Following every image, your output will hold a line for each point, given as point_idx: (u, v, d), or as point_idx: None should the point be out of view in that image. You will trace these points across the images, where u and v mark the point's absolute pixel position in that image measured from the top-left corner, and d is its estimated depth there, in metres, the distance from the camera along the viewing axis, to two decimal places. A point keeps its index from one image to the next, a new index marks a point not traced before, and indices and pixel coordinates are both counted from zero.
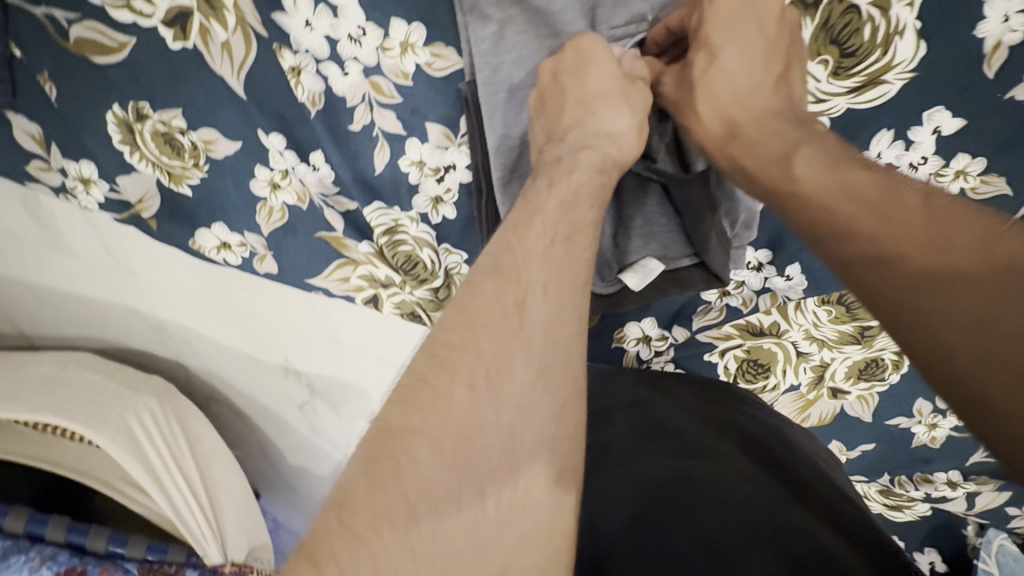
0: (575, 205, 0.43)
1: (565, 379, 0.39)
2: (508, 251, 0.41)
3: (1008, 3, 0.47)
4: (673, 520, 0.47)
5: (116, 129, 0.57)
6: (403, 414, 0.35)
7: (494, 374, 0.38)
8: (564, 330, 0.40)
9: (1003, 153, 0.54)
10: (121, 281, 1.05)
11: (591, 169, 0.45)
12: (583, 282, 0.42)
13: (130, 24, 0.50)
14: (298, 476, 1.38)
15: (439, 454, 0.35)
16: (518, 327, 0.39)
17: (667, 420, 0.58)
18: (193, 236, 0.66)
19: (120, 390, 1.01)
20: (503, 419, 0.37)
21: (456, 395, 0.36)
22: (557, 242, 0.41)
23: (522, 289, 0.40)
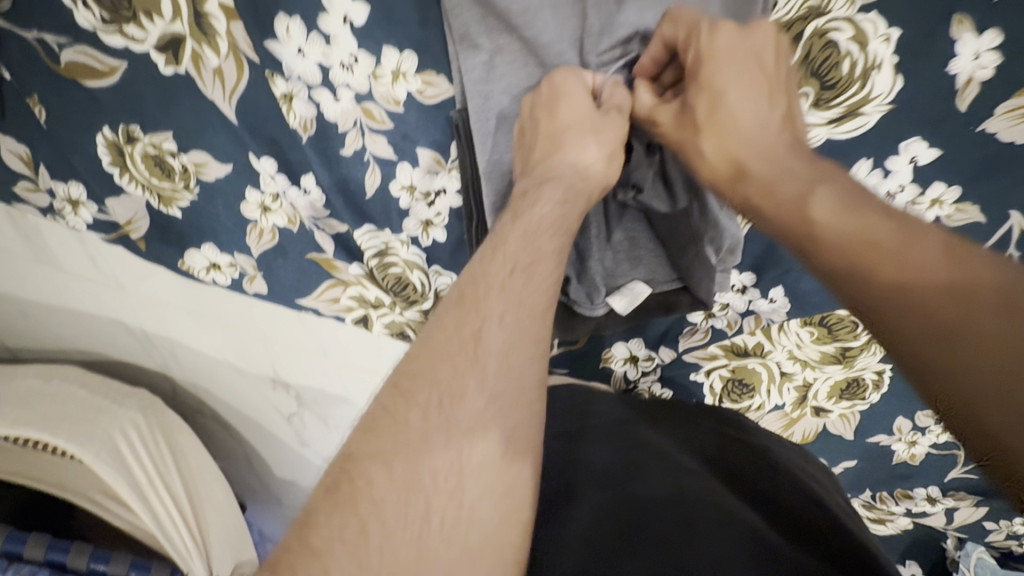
0: (536, 235, 0.44)
1: (517, 406, 0.40)
2: (471, 283, 0.42)
3: (979, 42, 0.49)
4: (663, 530, 0.47)
5: (106, 151, 0.57)
6: (370, 440, 0.37)
7: (447, 402, 0.38)
8: (517, 361, 0.40)
9: (975, 182, 0.56)
10: (107, 297, 1.04)
11: (554, 201, 0.46)
12: (542, 309, 0.43)
13: (122, 49, 0.50)
14: (285, 490, 1.37)
15: (390, 473, 0.36)
16: (473, 355, 0.40)
17: (653, 442, 0.59)
18: (182, 256, 0.66)
19: (104, 404, 1.00)
20: (452, 445, 0.38)
21: (411, 423, 0.37)
22: (516, 273, 0.42)
23: (480, 319, 0.41)
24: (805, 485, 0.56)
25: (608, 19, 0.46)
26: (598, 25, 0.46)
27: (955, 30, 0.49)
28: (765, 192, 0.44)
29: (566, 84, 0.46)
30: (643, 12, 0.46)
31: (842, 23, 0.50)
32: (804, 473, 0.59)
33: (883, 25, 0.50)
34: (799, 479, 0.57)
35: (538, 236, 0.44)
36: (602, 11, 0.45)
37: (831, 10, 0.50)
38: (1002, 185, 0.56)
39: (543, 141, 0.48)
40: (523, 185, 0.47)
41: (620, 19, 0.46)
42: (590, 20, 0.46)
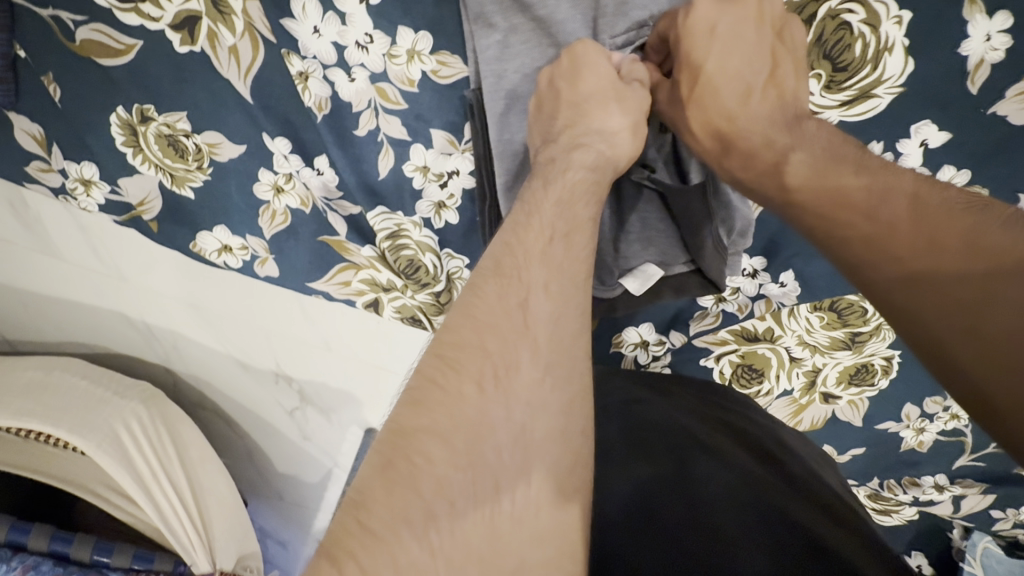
0: (573, 204, 0.43)
1: (572, 374, 0.38)
2: (510, 252, 0.40)
3: (990, 24, 0.49)
4: (675, 511, 0.48)
5: (121, 131, 0.57)
6: (414, 412, 0.34)
7: (501, 373, 0.36)
8: (565, 327, 0.39)
9: (985, 166, 0.57)
10: (111, 286, 1.03)
11: (584, 166, 0.45)
12: (586, 277, 0.41)
13: (138, 27, 0.51)
14: (288, 484, 1.36)
15: (454, 453, 0.33)
16: (522, 325, 0.38)
17: (668, 416, 0.59)
18: (194, 238, 0.66)
19: (107, 395, 0.99)
20: (513, 416, 0.36)
21: (466, 394, 0.35)
22: (557, 240, 0.41)
23: (525, 288, 0.39)
24: (814, 469, 0.55)
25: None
26: (613, 5, 0.47)
27: (966, 11, 0.49)
28: (778, 170, 0.44)
29: (587, 54, 0.46)
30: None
31: (854, 5, 0.51)
32: (815, 458, 0.59)
33: (894, 7, 0.50)
34: (808, 463, 0.56)
35: (574, 204, 0.43)
36: None
37: None
38: (1012, 169, 0.56)
39: (564, 112, 0.47)
40: (551, 152, 0.46)
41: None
42: (603, 1, 0.47)
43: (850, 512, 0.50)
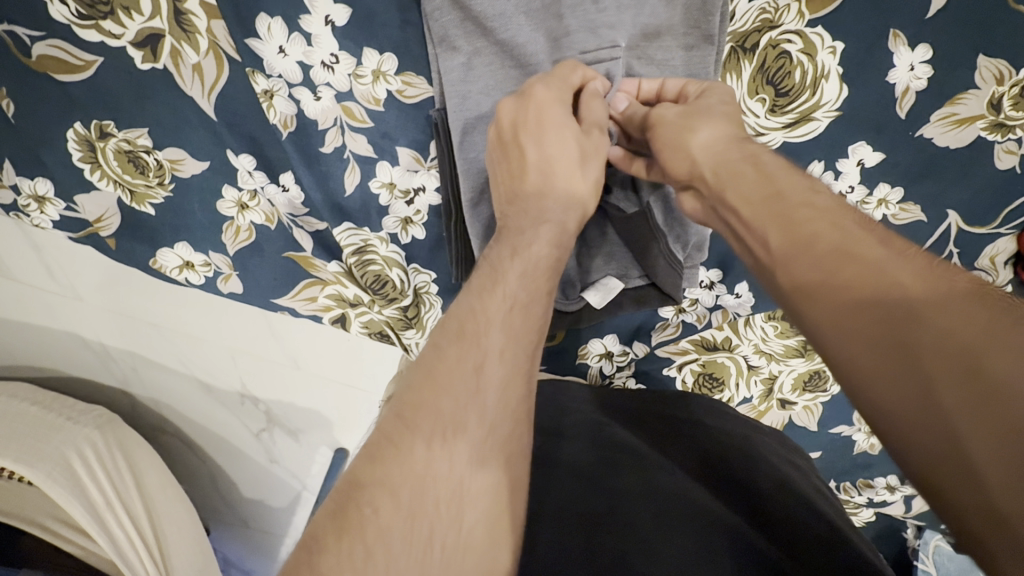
0: (534, 277, 0.44)
1: (512, 438, 0.39)
2: (471, 316, 0.40)
3: (912, 55, 0.54)
4: (638, 521, 0.46)
5: (78, 147, 0.56)
6: (373, 465, 0.35)
7: (451, 432, 0.36)
8: (515, 393, 0.39)
9: (916, 183, 0.61)
10: (65, 306, 1.00)
11: (549, 243, 0.46)
12: (534, 348, 0.42)
13: (98, 44, 0.50)
14: (253, 509, 1.31)
15: (397, 501, 0.34)
16: (474, 389, 0.38)
17: (627, 440, 0.57)
18: (154, 255, 0.65)
19: (59, 421, 0.95)
20: (455, 474, 0.36)
21: (415, 454, 0.35)
22: (514, 310, 0.42)
23: (481, 354, 0.39)
24: (779, 474, 0.53)
25: (587, 19, 0.49)
26: (577, 24, 0.49)
27: (892, 43, 0.54)
28: None
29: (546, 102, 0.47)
30: (620, 11, 0.49)
31: (793, 36, 0.54)
32: (783, 460, 0.56)
33: (829, 38, 0.54)
34: (775, 469, 0.54)
35: (528, 268, 0.44)
36: (580, 12, 0.49)
37: (784, 23, 0.54)
38: (938, 187, 0.61)
39: (535, 175, 0.47)
40: (519, 222, 0.47)
41: (600, 21, 0.49)
42: (567, 20, 0.49)
43: (813, 518, 0.48)
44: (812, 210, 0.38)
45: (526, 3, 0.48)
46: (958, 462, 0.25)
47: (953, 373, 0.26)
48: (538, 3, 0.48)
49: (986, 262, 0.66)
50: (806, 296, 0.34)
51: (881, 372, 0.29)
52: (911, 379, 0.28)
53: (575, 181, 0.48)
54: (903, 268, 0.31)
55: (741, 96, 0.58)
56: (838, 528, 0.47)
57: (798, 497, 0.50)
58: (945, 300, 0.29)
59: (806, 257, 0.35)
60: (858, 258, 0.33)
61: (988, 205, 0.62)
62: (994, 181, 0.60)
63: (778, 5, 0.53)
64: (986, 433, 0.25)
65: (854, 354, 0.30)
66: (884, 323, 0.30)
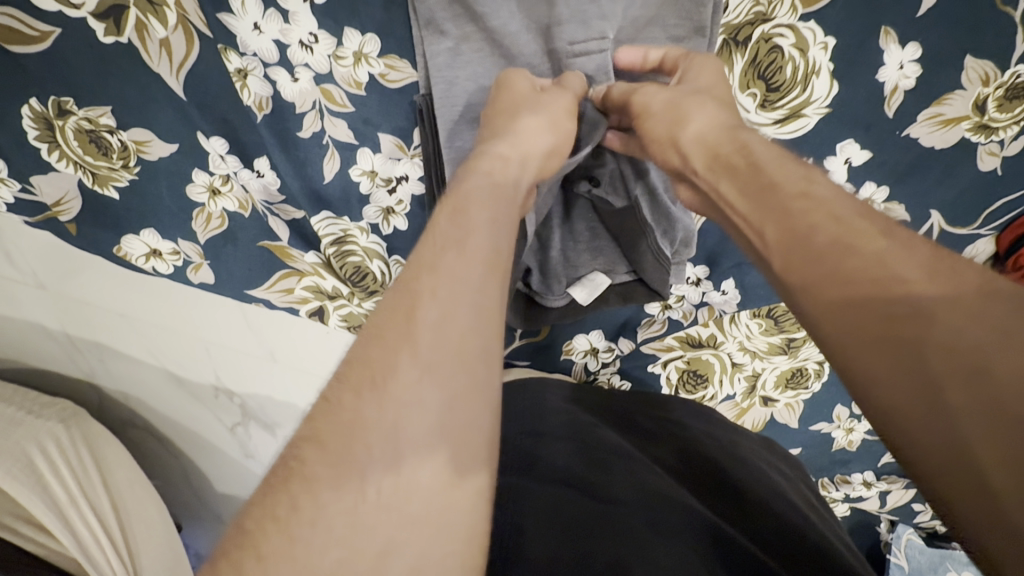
0: (480, 211, 0.40)
1: (462, 378, 0.32)
2: (410, 264, 0.37)
3: (902, 53, 0.54)
4: (632, 520, 0.46)
5: (34, 124, 0.53)
6: (307, 423, 0.31)
7: (379, 378, 0.32)
8: (460, 328, 0.34)
9: (900, 183, 0.62)
10: (26, 295, 0.95)
11: (494, 177, 0.43)
12: (489, 283, 0.36)
13: (55, 13, 0.47)
14: (227, 505, 1.28)
15: (326, 453, 0.29)
16: (407, 330, 0.33)
17: (612, 440, 0.56)
18: (119, 241, 0.61)
19: (20, 416, 0.90)
20: (386, 419, 0.30)
21: (343, 403, 0.31)
22: (455, 244, 0.37)
23: (414, 295, 0.35)
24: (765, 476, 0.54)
25: (579, 8, 0.46)
26: (569, 12, 0.46)
27: (882, 41, 0.54)
28: None
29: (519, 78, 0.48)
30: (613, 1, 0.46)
31: (786, 30, 0.53)
32: (772, 465, 0.57)
33: (821, 33, 0.53)
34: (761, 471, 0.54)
35: (465, 207, 0.40)
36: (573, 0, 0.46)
37: (776, 17, 0.53)
38: (922, 186, 0.62)
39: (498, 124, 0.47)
40: (473, 164, 0.45)
41: (593, 12, 0.46)
42: (559, 9, 0.46)
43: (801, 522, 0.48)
44: (811, 200, 0.37)
45: None
46: (955, 454, 0.26)
47: (959, 373, 0.27)
48: None
49: None
50: (817, 286, 0.33)
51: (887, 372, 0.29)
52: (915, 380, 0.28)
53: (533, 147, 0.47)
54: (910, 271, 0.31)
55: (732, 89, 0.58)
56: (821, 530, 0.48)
57: (785, 499, 0.51)
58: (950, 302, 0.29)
59: (806, 255, 0.35)
60: (852, 248, 0.33)
61: (969, 206, 0.62)
62: (976, 183, 0.61)
63: None
64: (988, 427, 0.25)
65: (854, 344, 0.30)
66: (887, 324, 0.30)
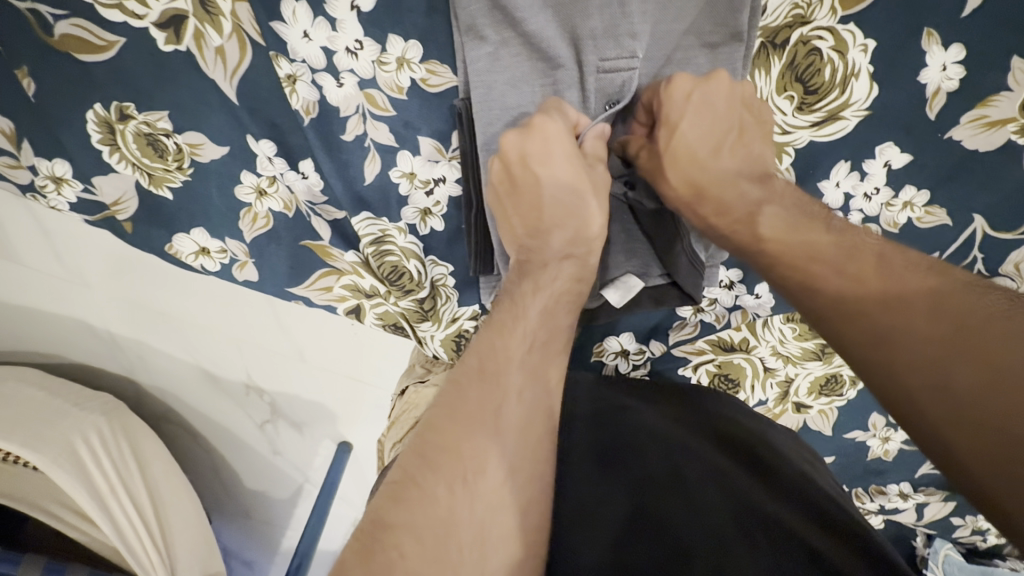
0: (554, 312, 0.47)
1: (534, 474, 0.40)
2: (492, 354, 0.43)
3: (946, 55, 0.53)
4: (674, 515, 0.46)
5: (97, 128, 0.56)
6: (400, 508, 0.35)
7: (471, 478, 0.38)
8: (535, 428, 0.41)
9: (942, 187, 0.60)
10: (74, 293, 0.99)
11: (569, 278, 0.49)
12: (554, 387, 0.44)
13: (121, 24, 0.50)
14: (257, 501, 1.31)
15: (422, 540, 0.35)
16: (495, 429, 0.40)
17: (650, 424, 0.56)
18: (170, 240, 0.64)
19: (67, 408, 0.94)
20: (475, 518, 0.37)
21: (438, 496, 0.37)
22: (534, 348, 0.44)
23: (502, 395, 0.41)
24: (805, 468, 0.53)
25: (612, 23, 0.48)
26: (601, 25, 0.48)
27: (925, 42, 0.53)
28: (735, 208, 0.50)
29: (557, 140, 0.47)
30: (645, 13, 0.48)
31: (824, 32, 0.54)
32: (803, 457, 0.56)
33: (860, 35, 0.53)
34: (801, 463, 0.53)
35: (534, 303, 0.46)
36: (606, 12, 0.47)
37: (815, 19, 0.53)
38: (965, 190, 0.60)
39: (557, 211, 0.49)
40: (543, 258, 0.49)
41: (624, 27, 0.48)
42: (594, 20, 0.48)
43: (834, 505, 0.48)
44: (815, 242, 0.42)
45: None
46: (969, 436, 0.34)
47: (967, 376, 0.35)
48: None
49: (1010, 269, 0.64)
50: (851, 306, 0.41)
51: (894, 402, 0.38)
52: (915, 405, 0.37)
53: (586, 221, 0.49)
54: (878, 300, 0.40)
55: (769, 92, 0.57)
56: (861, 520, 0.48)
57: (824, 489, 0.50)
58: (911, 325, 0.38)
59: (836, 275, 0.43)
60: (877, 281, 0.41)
61: (1016, 210, 0.61)
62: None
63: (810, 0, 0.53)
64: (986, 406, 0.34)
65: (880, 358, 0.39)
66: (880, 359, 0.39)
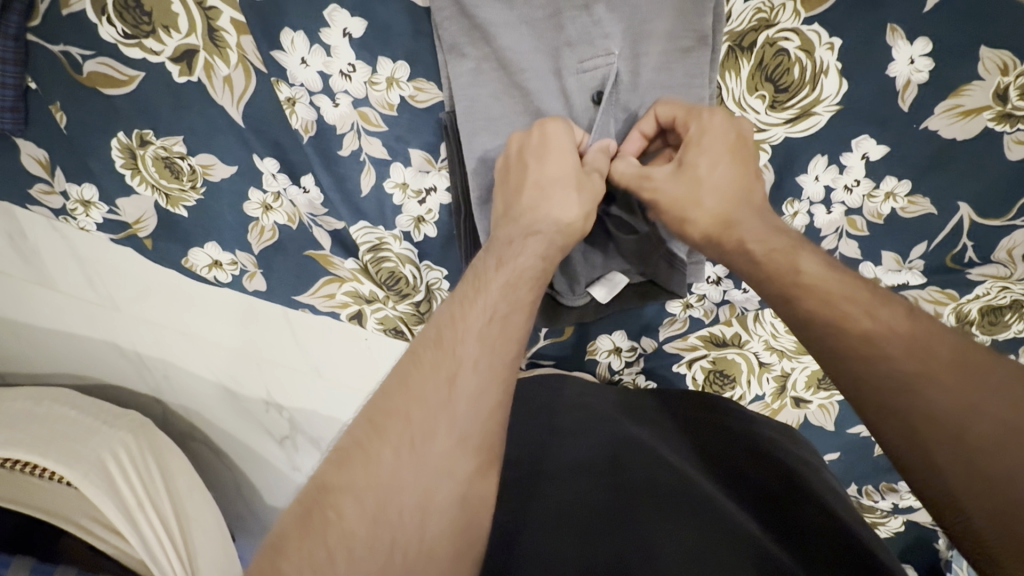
0: (515, 286, 0.47)
1: (485, 446, 0.41)
2: (450, 325, 0.44)
3: (912, 49, 0.55)
4: (648, 527, 0.46)
5: (120, 154, 0.62)
6: (337, 469, 0.39)
7: (420, 439, 0.40)
8: (487, 404, 0.42)
9: (923, 177, 0.61)
10: (104, 316, 1.05)
11: (536, 254, 0.49)
12: (512, 359, 0.44)
13: (140, 60, 0.56)
14: (276, 515, 1.34)
15: (360, 502, 0.38)
16: (445, 398, 0.41)
17: (634, 436, 0.56)
18: (187, 254, 0.69)
19: (96, 424, 1.00)
20: (420, 481, 0.39)
21: (382, 459, 0.39)
22: (494, 320, 0.45)
23: (455, 363, 0.42)
24: (787, 468, 0.53)
25: (584, 31, 0.52)
26: (576, 34, 0.52)
27: (889, 37, 0.55)
28: None
29: (557, 134, 0.51)
30: (615, 22, 0.51)
31: (790, 33, 0.56)
32: (792, 454, 0.56)
33: (826, 34, 0.56)
34: (780, 461, 0.54)
35: (497, 275, 0.47)
36: (578, 23, 0.51)
37: (780, 22, 0.56)
38: (947, 179, 0.61)
39: (529, 190, 0.51)
40: (509, 234, 0.50)
41: (596, 33, 0.52)
42: (567, 30, 0.52)
43: (810, 509, 0.49)
44: (804, 281, 0.43)
45: (528, 13, 0.51)
46: (980, 472, 0.35)
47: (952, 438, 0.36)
48: (539, 13, 0.51)
49: (1003, 255, 0.64)
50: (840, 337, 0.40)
51: (896, 427, 0.38)
52: (927, 439, 0.36)
53: (561, 210, 0.51)
54: (896, 335, 0.39)
55: (741, 93, 0.60)
56: (836, 518, 0.48)
57: (811, 497, 0.50)
58: (930, 370, 0.37)
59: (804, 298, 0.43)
60: (868, 328, 0.40)
61: (1002, 197, 0.61)
62: (1008, 174, 0.59)
63: (773, 4, 0.55)
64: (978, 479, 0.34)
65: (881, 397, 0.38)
66: (884, 383, 0.38)
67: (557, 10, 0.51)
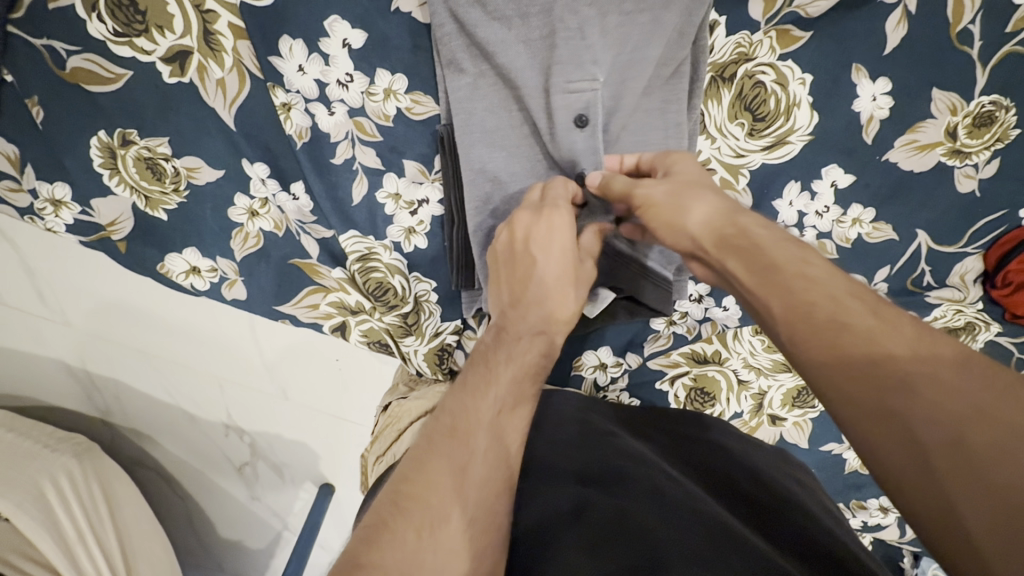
0: (521, 379, 0.47)
1: (490, 524, 0.40)
2: (460, 411, 0.44)
3: (874, 87, 0.60)
4: (649, 518, 0.46)
5: (99, 153, 0.59)
6: (367, 547, 0.35)
7: (436, 523, 0.38)
8: (496, 485, 0.42)
9: (885, 204, 0.66)
10: (54, 331, 0.99)
11: (535, 342, 0.50)
12: (515, 453, 0.44)
13: (130, 59, 0.54)
14: (227, 551, 1.23)
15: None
16: (457, 484, 0.40)
17: (630, 447, 0.57)
18: (162, 259, 0.66)
19: (36, 449, 0.91)
20: (439, 561, 0.37)
21: (404, 539, 0.36)
22: (502, 410, 0.45)
23: (469, 451, 0.42)
24: (781, 488, 0.53)
25: (575, 53, 0.52)
26: (568, 55, 0.52)
27: (855, 75, 0.60)
28: None
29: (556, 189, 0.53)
30: (602, 48, 0.53)
31: (767, 67, 0.60)
32: (781, 473, 0.57)
33: (798, 70, 0.60)
34: (775, 482, 0.54)
35: (502, 366, 0.47)
36: (571, 44, 0.52)
37: (757, 56, 0.60)
38: (906, 208, 0.66)
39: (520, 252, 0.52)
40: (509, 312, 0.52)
41: (586, 57, 0.52)
42: (559, 51, 0.52)
43: (809, 525, 0.48)
44: (811, 276, 0.39)
45: (524, 34, 0.52)
46: (984, 481, 0.28)
47: (945, 447, 0.30)
48: (535, 34, 0.52)
49: (957, 279, 0.70)
50: (821, 342, 0.36)
51: (871, 428, 0.33)
52: (923, 446, 0.31)
53: (550, 275, 0.51)
54: (897, 334, 0.35)
55: (722, 119, 0.63)
56: (836, 535, 0.48)
57: (805, 513, 0.50)
58: (933, 369, 0.32)
59: (782, 291, 0.39)
60: (848, 323, 0.36)
61: (952, 224, 0.67)
62: (957, 204, 0.65)
63: (751, 40, 0.59)
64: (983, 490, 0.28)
65: (856, 404, 0.33)
66: (873, 383, 0.33)
67: (552, 32, 0.52)
